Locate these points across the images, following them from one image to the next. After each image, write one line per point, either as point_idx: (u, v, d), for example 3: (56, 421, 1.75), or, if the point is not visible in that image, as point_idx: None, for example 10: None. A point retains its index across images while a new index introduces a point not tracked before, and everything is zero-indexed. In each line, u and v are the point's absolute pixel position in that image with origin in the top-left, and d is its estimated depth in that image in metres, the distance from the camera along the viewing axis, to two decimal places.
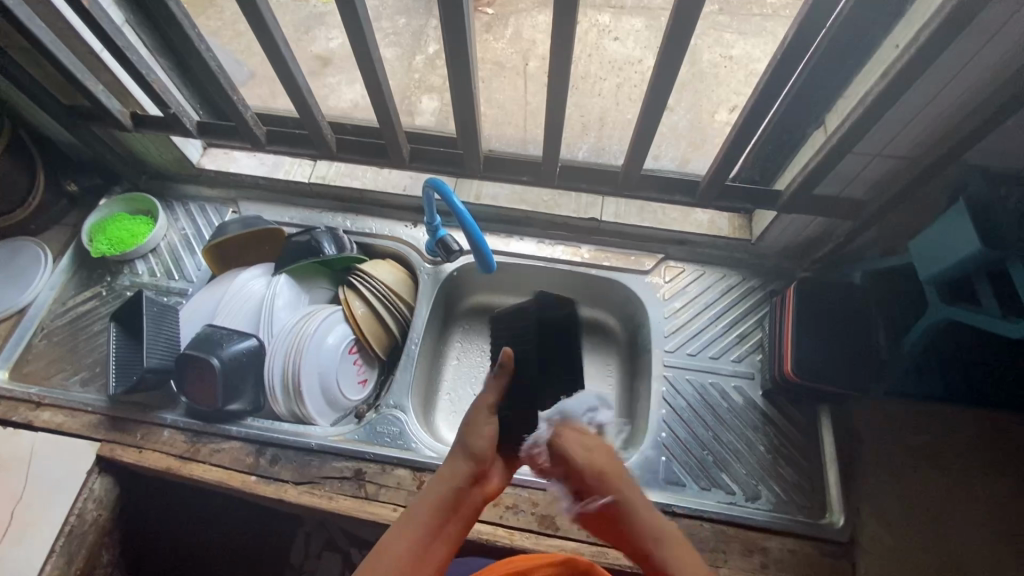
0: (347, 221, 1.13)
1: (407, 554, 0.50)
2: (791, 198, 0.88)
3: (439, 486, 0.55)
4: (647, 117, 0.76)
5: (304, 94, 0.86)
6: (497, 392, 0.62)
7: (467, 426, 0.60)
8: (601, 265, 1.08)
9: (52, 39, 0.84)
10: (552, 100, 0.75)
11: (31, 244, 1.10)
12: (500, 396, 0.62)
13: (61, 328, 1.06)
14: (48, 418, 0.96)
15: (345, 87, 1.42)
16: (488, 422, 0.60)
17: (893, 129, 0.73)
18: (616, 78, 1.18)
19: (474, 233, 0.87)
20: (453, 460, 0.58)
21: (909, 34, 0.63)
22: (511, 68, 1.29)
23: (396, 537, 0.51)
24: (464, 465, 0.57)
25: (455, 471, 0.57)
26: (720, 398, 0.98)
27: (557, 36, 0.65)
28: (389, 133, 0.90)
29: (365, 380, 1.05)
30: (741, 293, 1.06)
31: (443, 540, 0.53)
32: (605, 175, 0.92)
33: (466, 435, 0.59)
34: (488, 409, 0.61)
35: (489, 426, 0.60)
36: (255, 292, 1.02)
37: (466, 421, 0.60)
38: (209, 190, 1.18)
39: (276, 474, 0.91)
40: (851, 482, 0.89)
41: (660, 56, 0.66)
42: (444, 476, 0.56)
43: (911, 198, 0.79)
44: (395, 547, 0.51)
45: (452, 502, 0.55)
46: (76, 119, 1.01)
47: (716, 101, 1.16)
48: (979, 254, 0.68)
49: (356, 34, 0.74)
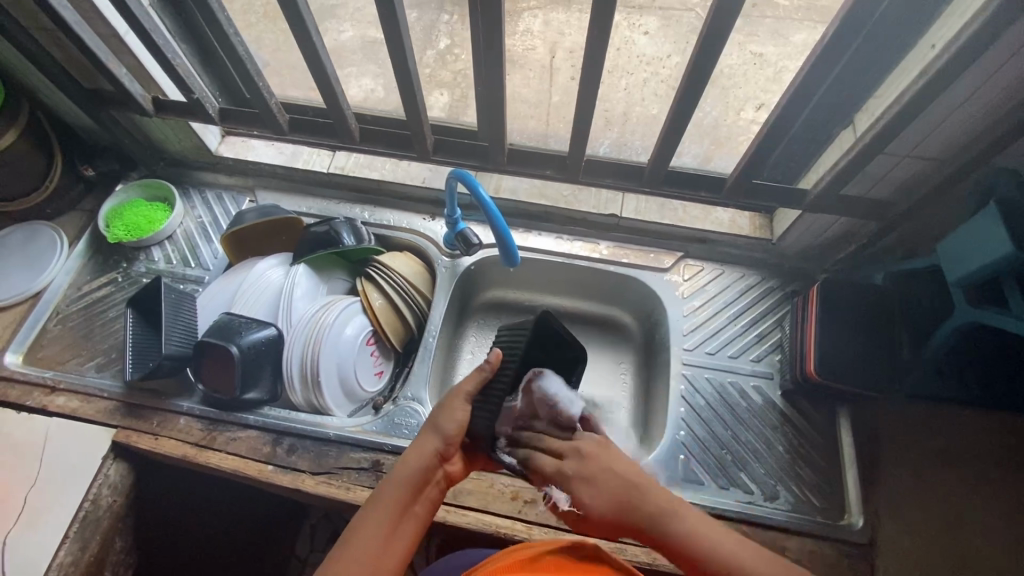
0: (365, 212, 1.13)
1: (372, 536, 0.58)
2: (818, 199, 0.87)
3: (410, 466, 0.63)
4: (679, 112, 0.75)
5: (331, 83, 0.86)
6: (477, 385, 0.69)
7: (440, 413, 0.68)
8: (620, 262, 1.07)
9: (77, 20, 0.83)
10: (585, 93, 0.75)
11: (46, 229, 1.10)
12: (478, 386, 0.69)
13: (77, 313, 1.05)
14: (63, 403, 0.96)
15: (363, 78, 1.41)
16: (462, 409, 0.68)
17: (926, 129, 0.73)
18: (643, 73, 1.18)
19: (500, 225, 0.86)
20: (424, 442, 0.66)
21: (948, 34, 0.63)
22: (532, 62, 1.28)
23: (365, 520, 0.59)
24: (433, 449, 0.65)
25: (427, 451, 0.65)
26: (739, 397, 0.98)
27: (594, 27, 0.65)
28: (414, 124, 0.89)
29: (381, 371, 1.04)
30: (760, 292, 1.06)
31: (407, 517, 0.61)
32: (630, 171, 0.92)
33: (439, 419, 0.67)
34: (463, 396, 0.68)
35: (461, 413, 0.68)
36: (274, 281, 1.02)
37: (442, 411, 0.68)
38: (227, 178, 1.17)
39: (292, 463, 0.90)
40: (870, 484, 0.89)
41: (698, 49, 0.65)
42: (415, 456, 0.65)
43: (939, 199, 0.79)
44: (362, 530, 0.59)
45: (418, 482, 0.63)
46: (96, 102, 1.00)
47: (742, 98, 1.16)
48: (1012, 256, 0.66)
49: (389, 19, 0.73)
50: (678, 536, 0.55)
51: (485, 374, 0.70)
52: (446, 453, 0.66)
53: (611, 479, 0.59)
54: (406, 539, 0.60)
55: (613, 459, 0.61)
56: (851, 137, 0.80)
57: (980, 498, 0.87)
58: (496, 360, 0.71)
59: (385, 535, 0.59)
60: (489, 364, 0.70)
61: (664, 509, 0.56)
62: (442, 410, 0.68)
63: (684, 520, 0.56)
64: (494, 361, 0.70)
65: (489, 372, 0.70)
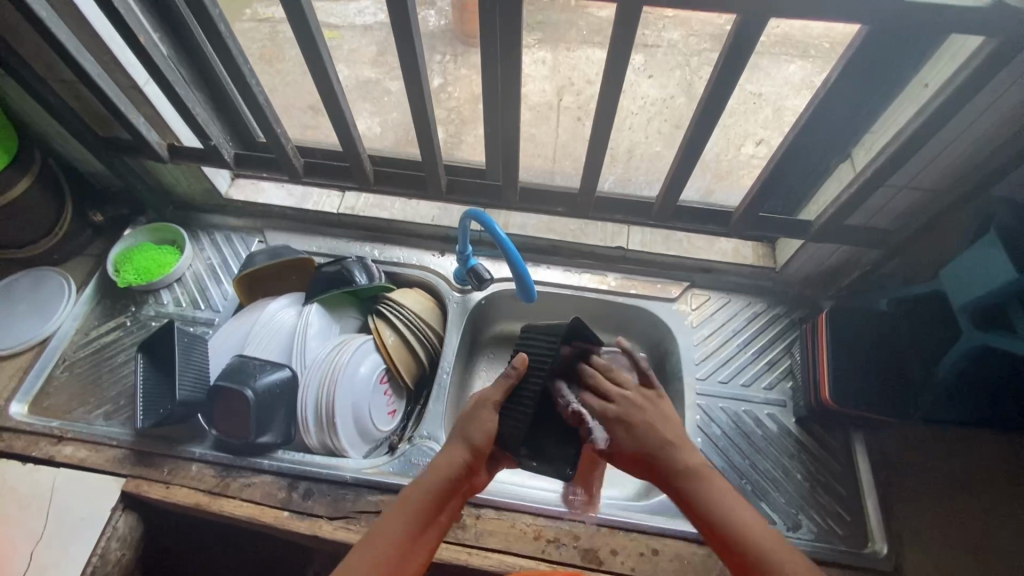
0: (374, 250, 1.14)
1: (397, 543, 0.60)
2: (822, 228, 0.90)
3: (441, 476, 0.65)
4: (688, 150, 0.78)
5: (348, 128, 0.88)
6: (505, 389, 0.71)
7: (469, 422, 0.69)
8: (628, 293, 1.09)
9: (100, 73, 0.84)
10: (598, 134, 0.78)
11: (54, 274, 1.09)
12: (504, 394, 0.71)
13: (84, 360, 1.04)
14: (71, 453, 0.93)
15: (367, 118, 1.45)
16: (490, 419, 0.69)
17: (924, 161, 0.76)
18: (647, 113, 1.23)
19: (516, 261, 0.87)
20: (451, 453, 0.67)
21: (942, 76, 0.67)
22: (536, 103, 1.32)
23: (391, 524, 0.62)
24: (463, 458, 0.67)
25: (453, 462, 0.66)
26: (754, 425, 0.98)
27: (610, 74, 0.68)
28: (429, 165, 0.92)
29: (395, 411, 1.04)
30: (767, 320, 1.08)
31: (430, 528, 0.64)
32: (639, 207, 0.95)
33: (467, 430, 0.69)
34: (492, 405, 0.70)
35: (489, 421, 0.70)
36: (286, 322, 1.01)
37: (472, 417, 0.70)
38: (236, 220, 1.18)
39: (309, 509, 0.89)
40: (890, 509, 0.89)
41: (709, 91, 0.68)
42: (442, 466, 0.66)
43: (939, 228, 0.82)
44: (387, 534, 0.61)
45: (443, 495, 0.64)
46: (111, 149, 1.01)
47: (741, 134, 1.20)
48: (1015, 281, 0.69)
49: (410, 65, 0.77)
50: (720, 516, 0.60)
51: (512, 377, 0.71)
52: (473, 464, 0.67)
53: (648, 437, 0.67)
54: (426, 547, 0.63)
55: (659, 418, 0.69)
56: (852, 170, 0.83)
57: (1000, 518, 0.88)
58: (522, 363, 0.71)
59: (407, 546, 0.61)
60: (514, 368, 0.71)
61: (695, 468, 0.64)
62: (472, 416, 0.70)
63: (726, 503, 0.60)
64: (519, 366, 0.71)
65: (513, 378, 0.71)
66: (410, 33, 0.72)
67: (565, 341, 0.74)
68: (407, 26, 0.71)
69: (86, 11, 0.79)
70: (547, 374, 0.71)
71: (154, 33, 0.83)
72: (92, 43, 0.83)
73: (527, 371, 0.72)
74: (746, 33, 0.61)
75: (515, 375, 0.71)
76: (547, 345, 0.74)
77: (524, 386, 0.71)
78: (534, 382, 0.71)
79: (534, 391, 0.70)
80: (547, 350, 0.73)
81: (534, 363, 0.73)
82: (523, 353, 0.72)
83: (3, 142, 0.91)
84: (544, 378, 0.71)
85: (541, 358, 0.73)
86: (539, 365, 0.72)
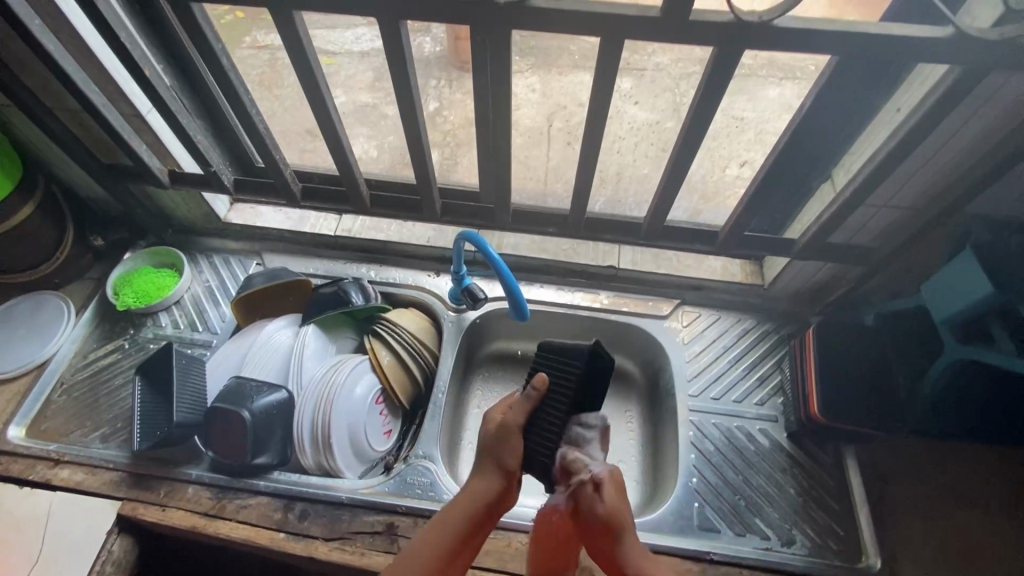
0: (371, 271, 1.16)
1: (432, 560, 0.61)
2: (805, 247, 0.92)
3: (476, 494, 0.65)
4: (672, 174, 0.81)
5: (347, 155, 0.91)
6: (526, 410, 0.70)
7: (500, 445, 0.68)
8: (620, 311, 1.11)
9: (105, 104, 0.87)
10: (586, 158, 0.80)
11: (53, 298, 1.11)
12: (525, 416, 0.70)
13: (82, 383, 1.05)
14: (68, 476, 0.94)
15: (364, 142, 1.48)
16: (518, 442, 0.68)
17: (899, 181, 0.79)
18: (633, 136, 1.27)
19: (509, 282, 0.89)
20: (482, 476, 0.67)
21: (910, 101, 0.70)
22: (527, 127, 1.36)
23: (426, 541, 0.62)
24: (498, 479, 0.66)
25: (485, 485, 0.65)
26: (746, 440, 0.99)
27: (595, 104, 0.71)
28: (424, 189, 0.95)
29: (390, 431, 1.04)
30: (756, 336, 1.10)
31: (464, 549, 0.63)
32: (627, 227, 0.98)
33: (498, 453, 0.68)
34: (514, 428, 0.69)
35: (514, 444, 0.68)
36: (283, 343, 1.03)
37: (498, 440, 0.69)
38: (235, 243, 1.20)
39: (305, 530, 0.89)
40: (882, 523, 0.90)
41: (689, 119, 0.71)
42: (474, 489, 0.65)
43: (918, 245, 0.85)
44: (423, 551, 0.61)
45: (475, 517, 0.64)
46: (113, 176, 1.03)
47: (725, 155, 1.24)
48: (993, 297, 0.71)
49: (405, 97, 0.79)
50: None
51: (532, 397, 0.71)
52: (506, 486, 0.66)
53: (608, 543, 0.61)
54: (460, 567, 0.63)
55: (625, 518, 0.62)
56: (832, 190, 0.86)
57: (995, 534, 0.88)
58: (542, 385, 0.70)
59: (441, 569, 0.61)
60: (534, 389, 0.70)
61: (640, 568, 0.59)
62: (498, 439, 0.69)
63: None
64: (539, 386, 0.70)
65: (534, 399, 0.70)
66: (405, 68, 0.74)
67: (596, 364, 0.70)
68: (402, 62, 0.73)
69: (92, 45, 0.81)
70: (567, 396, 0.70)
71: (157, 64, 0.86)
72: (97, 76, 0.86)
73: (547, 391, 0.71)
74: (722, 66, 0.64)
75: (531, 398, 0.71)
76: (570, 368, 0.71)
77: (545, 408, 0.71)
78: (552, 403, 0.70)
79: (555, 413, 0.69)
80: (569, 371, 0.71)
81: (552, 385, 0.71)
82: (541, 374, 0.71)
83: (8, 170, 0.94)
84: (566, 402, 0.69)
85: (560, 380, 0.71)
86: (559, 386, 0.71)
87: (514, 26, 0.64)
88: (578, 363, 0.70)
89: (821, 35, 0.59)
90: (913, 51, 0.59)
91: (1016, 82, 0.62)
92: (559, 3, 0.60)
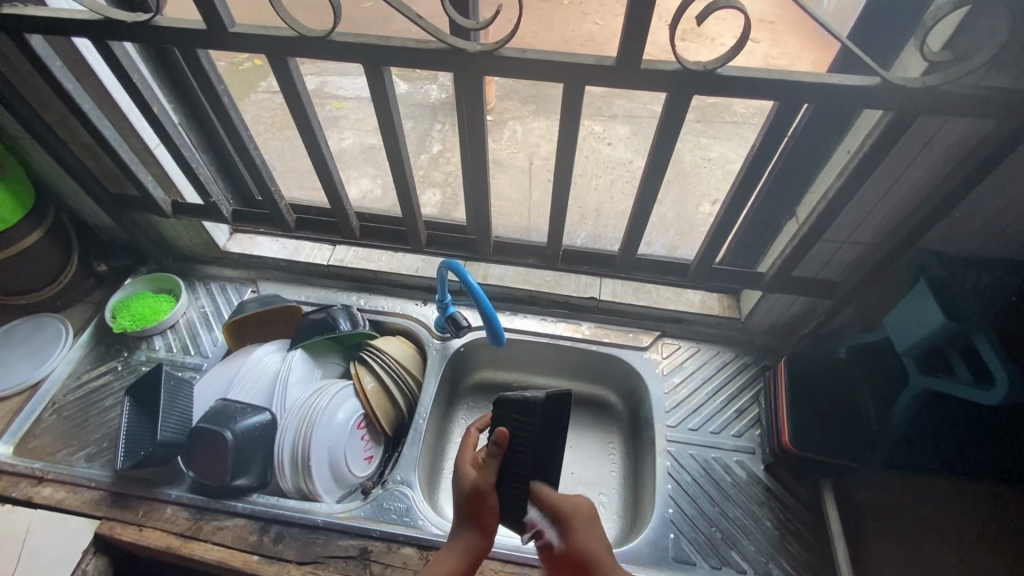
0: (361, 299, 1.20)
1: None
2: (772, 281, 0.96)
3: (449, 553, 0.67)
4: (643, 205, 0.84)
5: (340, 192, 0.97)
6: (496, 467, 0.67)
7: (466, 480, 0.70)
8: (601, 341, 1.14)
9: (116, 138, 0.93)
10: (557, 194, 0.85)
11: (54, 320, 1.15)
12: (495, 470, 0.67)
13: (73, 403, 1.08)
14: (49, 494, 0.96)
15: (363, 179, 1.56)
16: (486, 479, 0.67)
17: (855, 220, 0.84)
18: (610, 175, 1.33)
19: (487, 309, 0.93)
20: (462, 535, 0.68)
21: (857, 141, 0.74)
22: (513, 166, 1.44)
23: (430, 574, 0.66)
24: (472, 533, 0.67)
25: (464, 547, 0.67)
26: (723, 472, 1.00)
27: (561, 144, 0.76)
28: (410, 220, 1.00)
29: (371, 456, 1.05)
30: (736, 368, 1.12)
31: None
32: (603, 258, 1.02)
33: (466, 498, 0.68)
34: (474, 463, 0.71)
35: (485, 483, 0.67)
36: (269, 367, 1.05)
37: (473, 503, 0.67)
38: (232, 271, 1.25)
39: (279, 553, 0.90)
40: (862, 560, 0.89)
41: (652, 154, 0.76)
42: (456, 549, 0.67)
43: (880, 279, 0.89)
44: None
45: (475, 552, 0.67)
46: (120, 206, 1.09)
47: (700, 195, 1.30)
48: (946, 327, 0.74)
49: (390, 137, 0.85)
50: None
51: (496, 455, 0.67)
52: (482, 539, 0.67)
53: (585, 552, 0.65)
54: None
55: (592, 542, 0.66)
56: (795, 226, 0.90)
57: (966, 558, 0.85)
58: (503, 440, 0.66)
59: None
60: (497, 445, 0.67)
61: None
62: (473, 499, 0.67)
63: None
64: (501, 441, 0.66)
65: (497, 452, 0.67)
66: (388, 109, 0.80)
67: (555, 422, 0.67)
68: (386, 104, 0.79)
69: (108, 86, 0.89)
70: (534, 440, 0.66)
71: (167, 103, 0.93)
72: (111, 113, 0.93)
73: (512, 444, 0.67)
74: (675, 106, 0.69)
75: (504, 422, 0.69)
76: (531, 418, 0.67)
77: (524, 454, 0.66)
78: (524, 459, 0.66)
79: (529, 458, 0.66)
80: (526, 415, 0.67)
81: (523, 439, 0.67)
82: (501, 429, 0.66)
83: (22, 197, 1.00)
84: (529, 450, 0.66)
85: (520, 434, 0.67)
86: (525, 433, 0.67)
87: (484, 73, 0.69)
88: (535, 414, 0.66)
89: (762, 82, 0.65)
90: (850, 97, 0.65)
91: (945, 128, 0.67)
92: (524, 53, 0.66)
